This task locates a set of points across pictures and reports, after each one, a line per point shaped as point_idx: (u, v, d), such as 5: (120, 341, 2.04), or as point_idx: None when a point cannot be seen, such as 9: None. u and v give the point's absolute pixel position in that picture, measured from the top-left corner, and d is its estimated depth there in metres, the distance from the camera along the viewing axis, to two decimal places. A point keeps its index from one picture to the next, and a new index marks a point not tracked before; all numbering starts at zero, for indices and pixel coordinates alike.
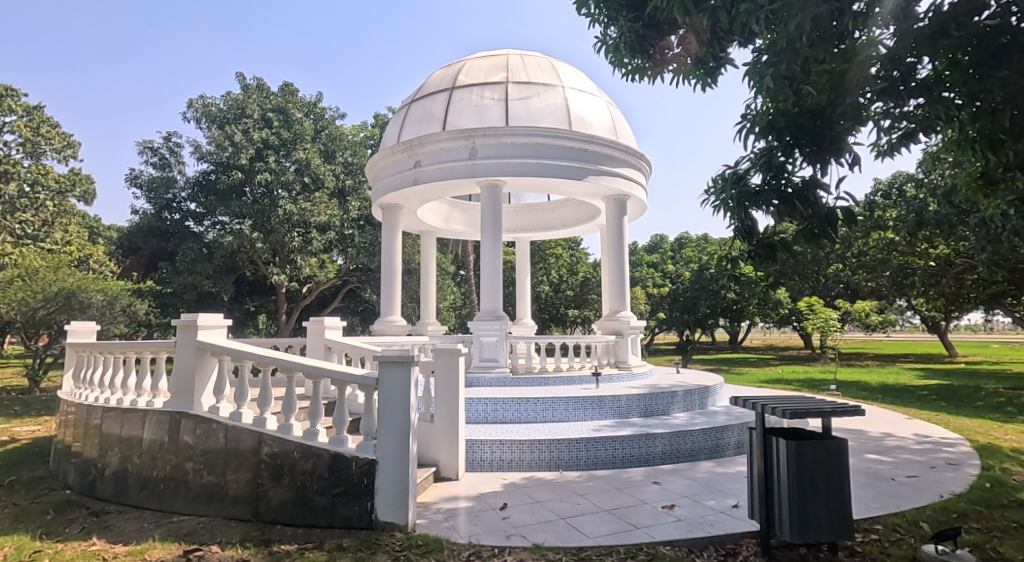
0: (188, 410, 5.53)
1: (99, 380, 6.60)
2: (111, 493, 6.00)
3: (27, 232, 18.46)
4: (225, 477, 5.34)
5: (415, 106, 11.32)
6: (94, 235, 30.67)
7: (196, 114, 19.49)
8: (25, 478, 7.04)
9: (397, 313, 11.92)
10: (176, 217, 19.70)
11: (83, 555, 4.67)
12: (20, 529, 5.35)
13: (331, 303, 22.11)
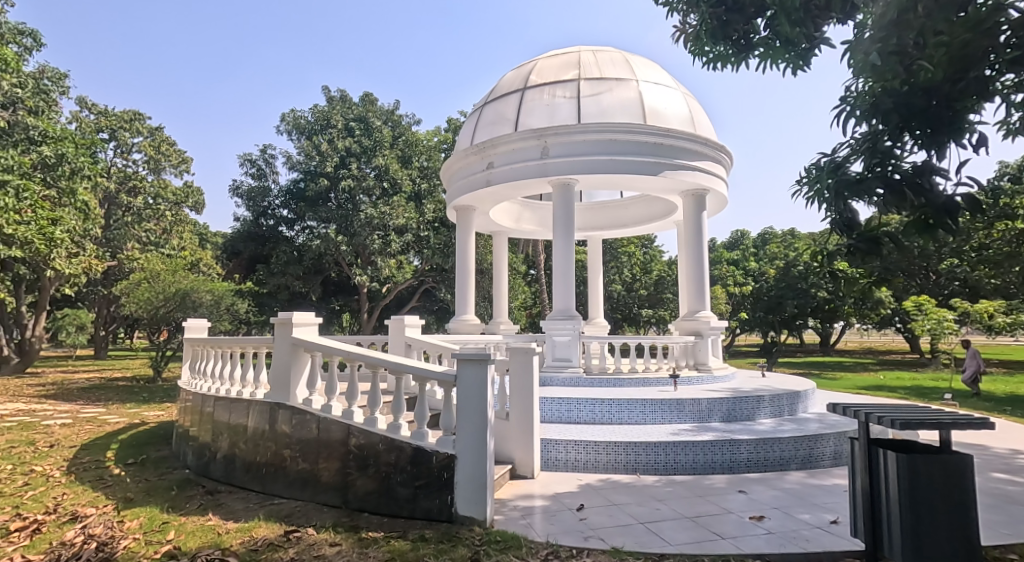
0: (284, 401, 5.85)
1: (212, 372, 7.14)
2: (222, 474, 6.45)
3: (152, 240, 23.50)
4: (317, 465, 5.63)
5: (488, 109, 11.52)
6: (204, 241, 33.65)
7: (288, 128, 20.71)
8: (152, 458, 7.78)
9: (470, 312, 12.16)
10: (271, 223, 20.81)
11: (201, 529, 5.06)
12: (149, 502, 5.88)
13: (409, 303, 22.91)
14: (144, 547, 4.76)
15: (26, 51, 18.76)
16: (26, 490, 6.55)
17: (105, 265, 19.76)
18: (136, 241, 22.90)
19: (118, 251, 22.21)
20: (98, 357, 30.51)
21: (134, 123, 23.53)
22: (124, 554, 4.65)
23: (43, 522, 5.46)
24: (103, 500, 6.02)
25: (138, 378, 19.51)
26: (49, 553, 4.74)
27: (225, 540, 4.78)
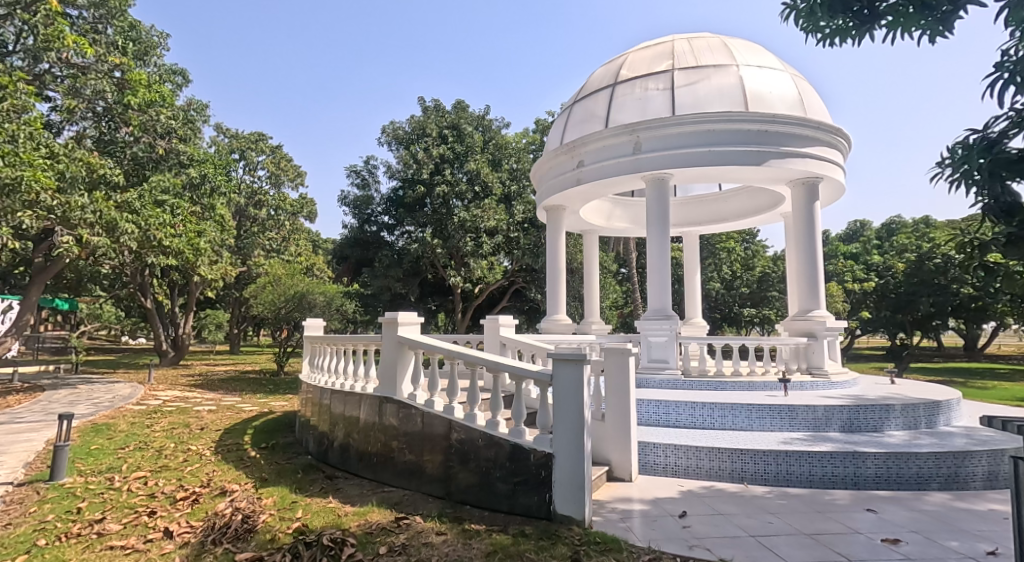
0: (392, 396, 6.03)
1: (330, 367, 7.59)
2: (339, 461, 6.86)
3: (274, 247, 27.48)
4: (422, 456, 5.74)
5: (578, 106, 11.36)
6: (317, 248, 36.21)
7: (388, 139, 21.50)
8: (281, 443, 9.10)
9: (561, 312, 12.06)
10: (375, 229, 21.63)
11: (322, 511, 5.56)
12: (280, 483, 6.49)
13: (500, 303, 23.21)
14: (279, 522, 5.40)
15: (178, 88, 20.84)
16: (186, 466, 8.01)
17: (237, 271, 22.05)
18: (261, 247, 26.33)
19: (249, 258, 25.68)
20: (234, 352, 33.87)
21: (261, 144, 27.09)
22: (263, 527, 5.31)
23: (199, 494, 6.49)
24: (244, 479, 6.94)
25: (266, 373, 21.46)
26: (205, 521, 5.60)
27: (345, 521, 5.20)
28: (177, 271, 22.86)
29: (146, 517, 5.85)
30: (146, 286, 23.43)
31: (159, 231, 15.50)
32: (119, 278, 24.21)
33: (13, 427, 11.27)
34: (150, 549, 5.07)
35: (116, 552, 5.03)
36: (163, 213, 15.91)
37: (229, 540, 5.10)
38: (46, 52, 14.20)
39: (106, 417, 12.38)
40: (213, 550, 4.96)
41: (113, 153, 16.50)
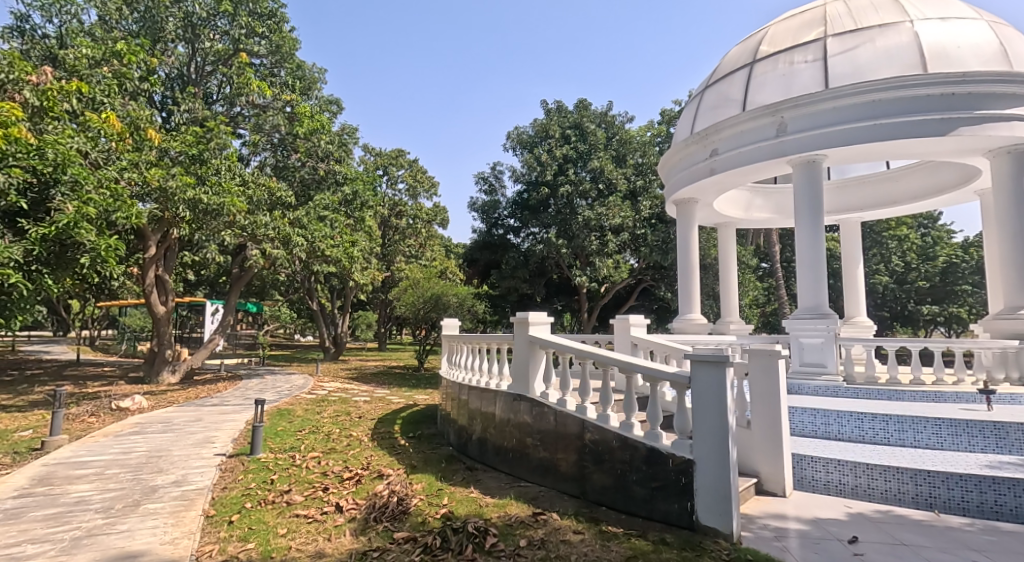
0: (524, 393, 6.93)
1: (469, 365, 8.80)
2: (477, 454, 8.00)
3: (412, 253, 29.29)
4: (556, 455, 6.52)
5: (711, 91, 10.47)
6: (450, 252, 37.86)
7: (513, 144, 21.56)
8: (425, 433, 10.24)
9: (696, 310, 11.10)
10: (500, 232, 21.84)
11: (465, 499, 6.63)
12: (427, 471, 7.77)
13: (626, 303, 22.43)
14: (428, 506, 6.56)
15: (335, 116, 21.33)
16: (348, 449, 9.43)
17: (383, 277, 23.76)
18: (403, 254, 28.37)
19: (392, 264, 27.69)
20: (383, 349, 36.29)
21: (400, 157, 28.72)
22: (415, 510, 6.48)
23: (361, 475, 7.94)
24: (397, 464, 8.33)
25: (411, 368, 22.83)
26: (367, 500, 6.94)
27: (486, 511, 6.16)
28: (335, 278, 25.26)
29: (321, 492, 7.39)
30: (311, 290, 26.20)
31: (323, 243, 17.14)
32: (291, 286, 27.48)
33: (220, 409, 13.15)
34: (327, 520, 6.52)
35: (302, 519, 6.56)
36: (325, 227, 17.59)
37: (388, 519, 6.32)
38: (238, 97, 17.75)
39: (287, 403, 13.94)
40: (376, 526, 6.20)
41: (288, 178, 18.47)
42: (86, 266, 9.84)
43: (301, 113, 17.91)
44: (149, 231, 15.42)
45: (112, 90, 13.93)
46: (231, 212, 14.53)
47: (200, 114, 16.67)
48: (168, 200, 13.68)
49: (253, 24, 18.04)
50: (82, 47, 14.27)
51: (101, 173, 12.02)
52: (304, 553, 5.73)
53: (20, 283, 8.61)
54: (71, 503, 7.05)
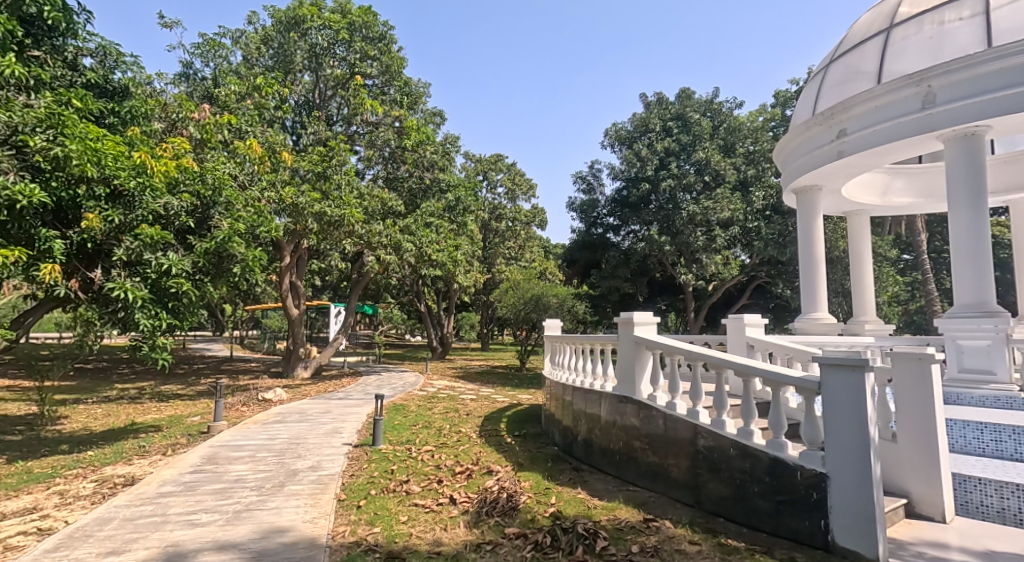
0: (632, 395, 6.81)
1: (572, 366, 8.73)
2: (582, 455, 7.84)
3: (511, 255, 29.44)
4: (667, 460, 6.30)
5: (835, 67, 9.19)
6: (549, 252, 37.55)
7: (611, 142, 20.57)
8: (531, 432, 9.89)
9: (822, 309, 9.84)
10: (600, 232, 21.01)
11: (574, 500, 6.49)
12: (533, 470, 7.67)
13: (739, 301, 20.87)
14: (537, 504, 6.48)
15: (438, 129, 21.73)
16: (459, 444, 9.29)
17: (484, 278, 23.98)
18: (503, 256, 28.46)
19: (493, 265, 27.95)
20: (486, 349, 36.58)
21: (498, 161, 28.92)
22: (523, 507, 6.42)
23: (472, 470, 7.82)
24: (504, 461, 8.18)
25: (514, 368, 22.65)
26: (478, 494, 6.87)
27: (595, 513, 6.03)
28: (440, 280, 25.87)
29: (436, 484, 7.37)
30: (419, 292, 27.02)
31: (430, 248, 17.31)
32: (400, 289, 28.56)
33: (345, 402, 13.64)
34: (443, 511, 6.51)
35: (420, 509, 6.59)
36: (432, 232, 17.79)
37: (499, 514, 6.28)
38: (354, 116, 18.59)
39: (401, 398, 14.24)
40: (487, 520, 6.18)
41: (398, 189, 18.97)
42: (238, 278, 10.28)
43: (409, 127, 18.41)
44: (285, 242, 16.63)
45: (254, 118, 15.78)
46: (350, 224, 15.08)
47: (324, 135, 17.72)
48: (299, 214, 14.58)
49: (366, 46, 18.72)
50: (231, 84, 16.07)
51: (247, 194, 13.70)
52: (423, 541, 5.76)
53: (190, 291, 9.13)
54: (231, 480, 7.49)
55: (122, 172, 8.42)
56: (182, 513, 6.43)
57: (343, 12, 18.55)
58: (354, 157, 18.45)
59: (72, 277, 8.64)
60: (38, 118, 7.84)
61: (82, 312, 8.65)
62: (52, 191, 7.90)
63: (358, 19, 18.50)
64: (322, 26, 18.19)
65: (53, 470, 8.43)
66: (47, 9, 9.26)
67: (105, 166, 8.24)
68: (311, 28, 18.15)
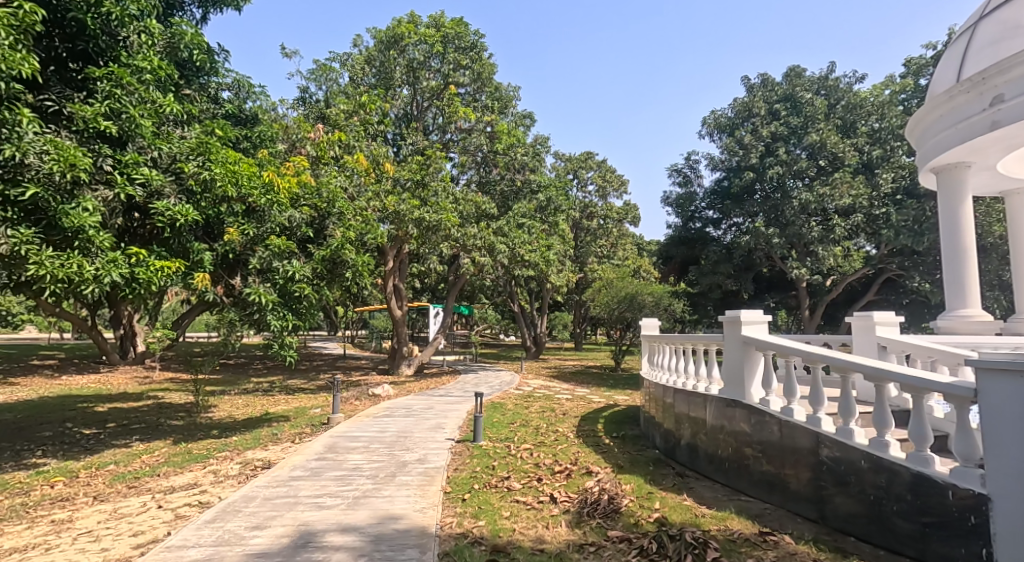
0: (739, 400, 5.86)
1: (671, 366, 7.82)
2: (687, 460, 6.86)
3: (604, 253, 28.54)
4: (784, 470, 5.33)
5: (988, 22, 7.61)
6: (643, 250, 36.11)
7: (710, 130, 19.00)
8: (630, 434, 8.98)
9: (979, 305, 8.10)
10: (698, 226, 19.46)
11: (680, 507, 5.65)
12: (634, 472, 6.83)
13: (864, 297, 18.63)
14: (639, 509, 5.70)
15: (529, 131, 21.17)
16: (557, 444, 8.62)
17: (576, 277, 23.27)
18: (595, 255, 27.66)
19: (586, 264, 27.20)
20: (580, 349, 35.60)
21: (589, 158, 28.09)
22: (626, 510, 5.67)
23: (571, 469, 7.14)
24: (603, 462, 7.40)
25: (609, 368, 21.73)
26: (579, 495, 6.17)
27: (703, 523, 5.22)
28: (533, 281, 25.45)
29: (537, 481, 6.76)
30: (513, 293, 26.75)
31: (522, 249, 16.91)
32: (493, 290, 28.50)
33: (446, 398, 13.46)
34: (543, 509, 5.88)
35: (521, 505, 6.01)
36: (524, 233, 17.38)
37: (600, 516, 5.58)
38: (448, 124, 18.47)
39: (497, 396, 13.86)
40: (589, 522, 5.50)
41: (490, 193, 18.80)
42: (351, 283, 10.26)
43: (500, 131, 18.08)
44: (388, 248, 16.86)
45: (362, 134, 15.84)
46: (448, 228, 14.97)
47: (421, 145, 17.77)
48: (400, 221, 14.37)
49: (458, 56, 18.54)
50: (340, 104, 16.37)
51: (358, 205, 13.97)
52: (526, 538, 5.19)
53: (312, 294, 9.28)
54: (350, 468, 7.34)
55: (256, 192, 8.56)
56: (312, 496, 6.29)
57: (437, 25, 18.48)
58: (448, 163, 18.30)
59: (219, 284, 9.07)
60: (190, 146, 8.12)
61: (225, 314, 8.95)
62: (200, 210, 8.16)
63: (451, 31, 18.36)
64: (418, 41, 18.14)
65: (208, 452, 8.77)
66: (197, 50, 9.09)
67: (243, 187, 8.38)
68: (409, 44, 18.05)
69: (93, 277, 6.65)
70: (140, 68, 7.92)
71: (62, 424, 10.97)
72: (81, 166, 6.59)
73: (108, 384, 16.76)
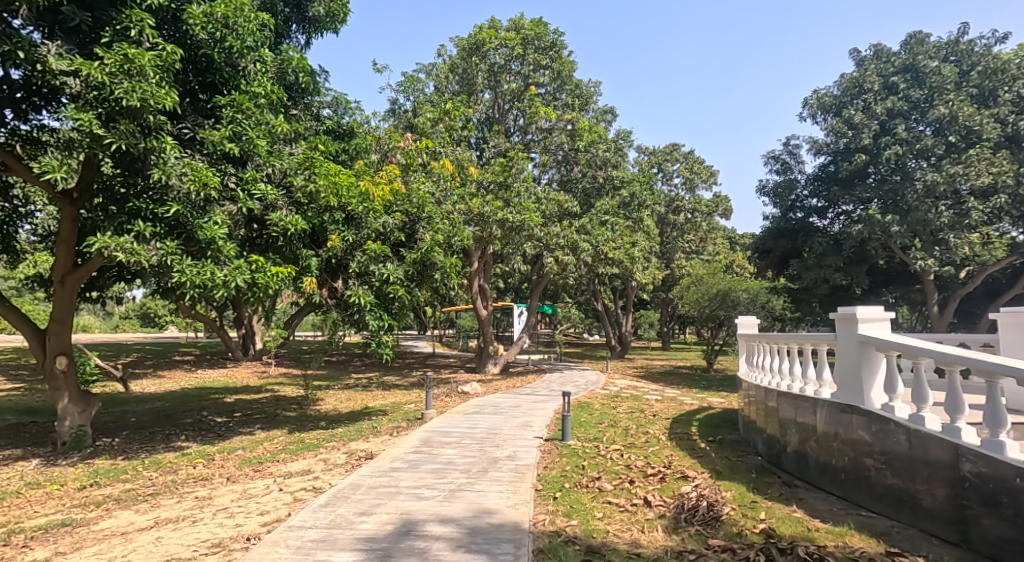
0: (858, 406, 4.82)
1: (770, 367, 6.88)
2: (794, 468, 5.90)
3: (692, 249, 27.16)
4: (914, 485, 4.31)
5: None
6: (737, 244, 34.08)
7: (812, 111, 16.42)
8: (729, 439, 8.00)
9: None
10: (800, 216, 16.73)
11: (788, 519, 4.82)
12: (734, 479, 6.00)
13: (1007, 291, 16.15)
14: (744, 518, 4.94)
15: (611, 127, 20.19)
16: (649, 446, 7.94)
17: (663, 275, 22.22)
18: (681, 251, 26.50)
19: (673, 261, 26.02)
20: (668, 349, 33.84)
21: (676, 151, 26.79)
22: (727, 519, 4.95)
23: (665, 472, 6.46)
24: (700, 467, 6.61)
25: (701, 369, 20.56)
26: (675, 499, 5.51)
27: (817, 538, 4.40)
28: (619, 280, 24.57)
29: (629, 483, 6.16)
30: (597, 292, 26.01)
31: (607, 246, 16.29)
32: (578, 289, 27.90)
33: (533, 397, 13.12)
34: (638, 512, 5.31)
35: (614, 506, 5.46)
36: (608, 230, 16.65)
37: (699, 523, 4.91)
38: (529, 125, 17.81)
39: (584, 396, 13.30)
40: (687, 528, 4.84)
41: (573, 192, 18.27)
42: (440, 284, 10.36)
43: (581, 129, 17.41)
44: (473, 249, 16.81)
45: (447, 140, 15.82)
46: (531, 228, 14.84)
47: (504, 147, 17.35)
48: (484, 222, 14.73)
49: (539, 57, 17.93)
50: (427, 112, 16.35)
51: (443, 208, 13.93)
52: (621, 541, 4.64)
53: (406, 296, 9.34)
54: (444, 462, 7.15)
55: (355, 201, 8.64)
56: (411, 486, 6.13)
57: (517, 28, 18.02)
58: (530, 164, 17.86)
59: (324, 287, 9.00)
60: (298, 161, 8.24)
61: (331, 317, 9.05)
62: (309, 220, 8.31)
63: (531, 32, 17.72)
64: (499, 45, 17.80)
65: (318, 441, 8.96)
66: (302, 73, 9.26)
67: (344, 197, 8.48)
68: (491, 49, 17.77)
69: (222, 283, 6.89)
70: (256, 93, 8.07)
71: (200, 413, 11.71)
72: (214, 185, 6.85)
73: (233, 378, 18.06)
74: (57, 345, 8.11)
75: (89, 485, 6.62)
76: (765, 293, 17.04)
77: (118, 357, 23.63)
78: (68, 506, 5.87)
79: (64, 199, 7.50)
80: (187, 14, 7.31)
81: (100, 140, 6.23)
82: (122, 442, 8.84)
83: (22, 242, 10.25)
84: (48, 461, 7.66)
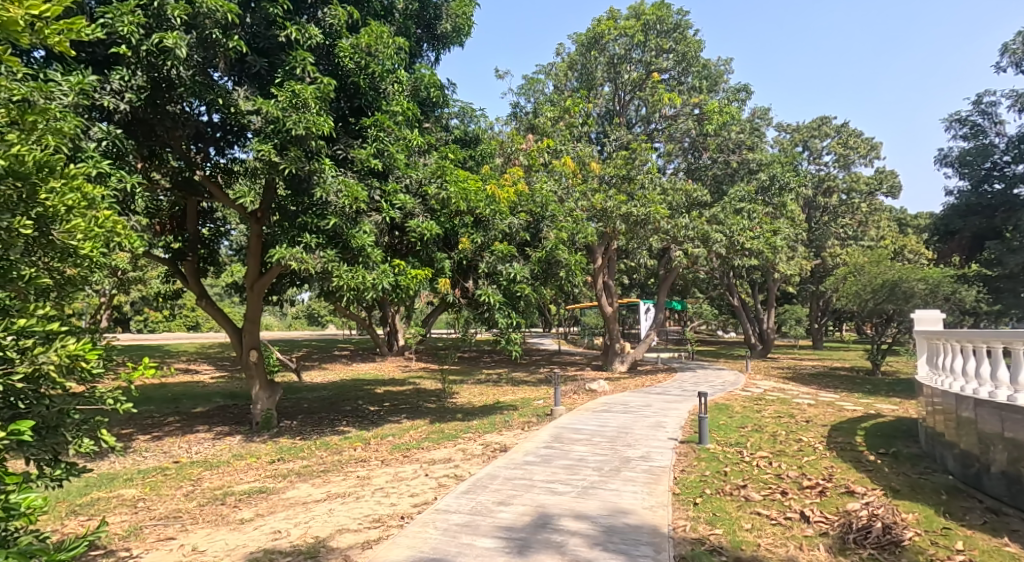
0: None
1: (963, 371, 6.25)
2: (1004, 493, 5.35)
3: (848, 234, 24.80)
4: None
5: None
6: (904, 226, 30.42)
7: (1014, 59, 13.56)
8: (905, 452, 7.39)
9: None
10: (999, 188, 13.87)
11: (998, 554, 4.47)
12: (918, 501, 5.63)
13: None
14: (932, 547, 4.66)
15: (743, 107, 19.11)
16: (802, 455, 7.57)
17: (810, 265, 20.65)
18: (835, 237, 24.32)
19: (823, 249, 24.00)
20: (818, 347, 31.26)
21: (824, 126, 24.83)
22: (911, 544, 4.70)
23: (825, 486, 6.16)
24: (871, 483, 6.22)
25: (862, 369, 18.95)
26: (839, 516, 5.29)
27: None
28: (759, 272, 23.23)
29: (781, 495, 5.98)
30: (733, 286, 24.78)
31: (743, 236, 15.50)
32: (714, 282, 26.80)
33: (666, 396, 12.93)
34: (794, 527, 5.17)
35: (764, 518, 5.38)
36: (743, 220, 15.90)
37: (872, 546, 4.69)
38: (652, 113, 17.65)
39: (724, 398, 12.83)
40: (858, 551, 4.66)
41: (702, 179, 17.77)
42: (564, 281, 10.56)
43: (709, 111, 16.63)
44: (597, 246, 16.96)
45: (568, 138, 16.07)
46: (657, 220, 14.63)
47: (626, 139, 17.26)
48: (608, 218, 14.82)
49: (661, 41, 17.57)
50: (547, 111, 16.72)
51: (567, 205, 14.12)
52: (775, 556, 4.59)
53: (531, 295, 9.77)
54: (576, 458, 7.42)
55: (482, 204, 9.15)
56: (545, 480, 6.48)
57: (637, 15, 17.70)
58: (654, 154, 17.54)
59: (456, 286, 9.68)
60: (431, 171, 8.98)
61: (461, 315, 9.75)
62: (442, 226, 9.00)
63: (652, 16, 17.31)
64: (619, 35, 17.62)
65: (457, 432, 9.67)
66: (433, 88, 9.98)
67: (473, 202, 9.00)
68: (609, 40, 17.65)
69: (371, 285, 7.70)
70: (395, 112, 8.85)
71: (356, 401, 13.09)
72: (363, 199, 7.66)
73: (382, 371, 19.83)
74: (249, 340, 9.56)
75: (275, 460, 7.78)
76: (949, 282, 15.04)
77: (290, 350, 26.89)
78: (264, 477, 6.97)
79: (252, 218, 8.85)
80: (337, 48, 8.32)
81: (276, 166, 7.27)
82: (296, 423, 10.23)
83: (223, 255, 12.23)
84: (246, 437, 9.09)
